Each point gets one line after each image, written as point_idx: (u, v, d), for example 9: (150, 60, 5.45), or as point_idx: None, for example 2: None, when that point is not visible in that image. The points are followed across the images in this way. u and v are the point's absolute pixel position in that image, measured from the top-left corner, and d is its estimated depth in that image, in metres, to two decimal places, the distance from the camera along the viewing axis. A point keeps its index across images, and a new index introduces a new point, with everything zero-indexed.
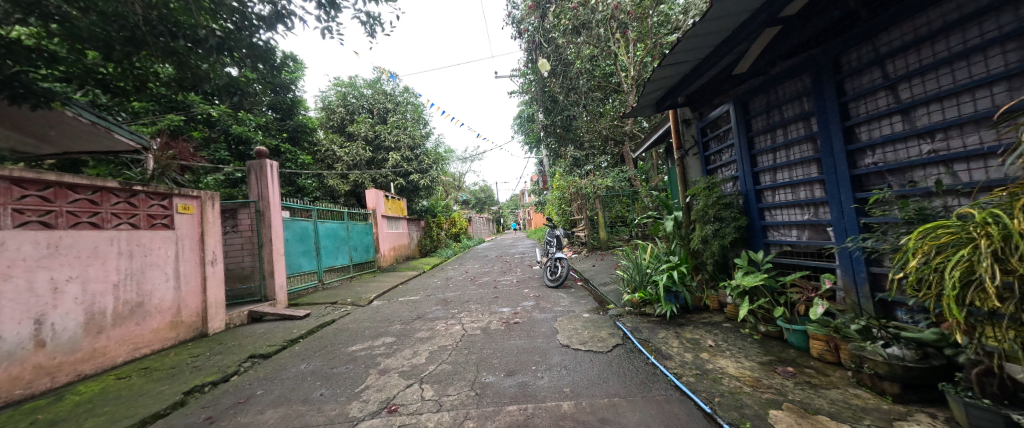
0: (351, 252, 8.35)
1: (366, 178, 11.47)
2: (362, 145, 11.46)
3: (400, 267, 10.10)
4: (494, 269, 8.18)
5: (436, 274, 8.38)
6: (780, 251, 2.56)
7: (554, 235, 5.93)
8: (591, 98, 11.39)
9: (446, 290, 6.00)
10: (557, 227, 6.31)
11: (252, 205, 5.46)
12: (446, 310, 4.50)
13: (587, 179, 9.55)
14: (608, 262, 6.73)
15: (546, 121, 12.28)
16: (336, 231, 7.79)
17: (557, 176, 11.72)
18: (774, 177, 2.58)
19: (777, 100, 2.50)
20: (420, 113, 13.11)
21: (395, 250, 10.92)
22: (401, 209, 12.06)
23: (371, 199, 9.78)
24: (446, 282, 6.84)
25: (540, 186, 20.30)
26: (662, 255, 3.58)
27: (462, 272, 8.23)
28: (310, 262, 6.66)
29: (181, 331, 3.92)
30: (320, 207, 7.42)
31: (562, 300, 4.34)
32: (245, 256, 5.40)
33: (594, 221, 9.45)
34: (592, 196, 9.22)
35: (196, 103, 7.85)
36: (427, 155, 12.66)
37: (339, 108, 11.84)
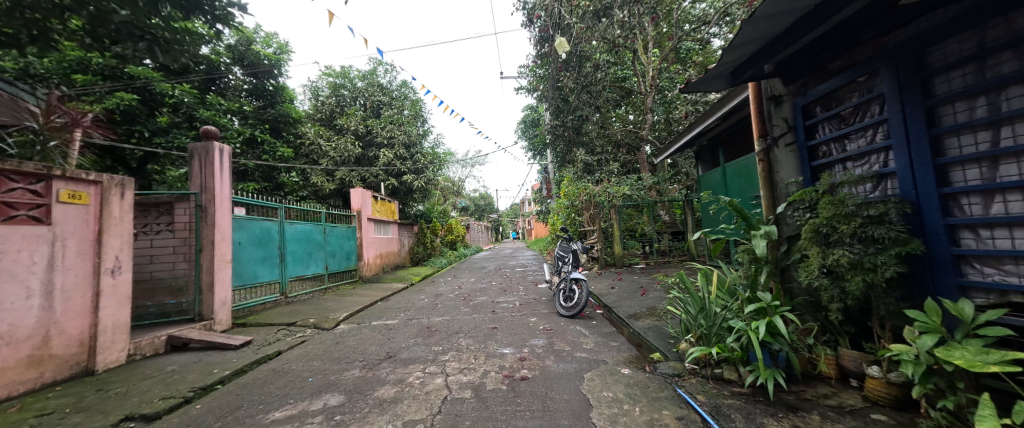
0: (327, 260, 7.21)
1: (354, 177, 10.36)
2: (351, 140, 10.41)
3: (385, 277, 8.93)
4: (492, 286, 7.02)
5: (424, 289, 7.22)
6: (1004, 301, 1.50)
7: (569, 250, 4.81)
8: (605, 98, 10.41)
9: (432, 313, 4.85)
10: (571, 239, 5.20)
11: (192, 198, 4.34)
12: (427, 347, 3.35)
13: (601, 187, 8.47)
14: (630, 285, 5.59)
15: (555, 122, 11.26)
16: (310, 234, 6.66)
17: (565, 183, 10.64)
18: (995, 172, 1.52)
19: (1011, 35, 1.43)
20: (418, 109, 12.11)
21: (382, 257, 9.77)
22: (393, 212, 10.94)
23: (357, 200, 8.65)
24: (434, 301, 5.69)
25: (543, 194, 19.25)
26: (738, 288, 2.48)
27: (454, 288, 7.07)
28: (270, 271, 5.53)
29: (45, 370, 2.76)
30: (291, 206, 6.30)
31: (584, 341, 3.20)
32: (179, 262, 4.27)
33: (607, 234, 8.34)
34: (606, 205, 8.12)
35: (157, 81, 6.80)
36: (424, 154, 11.58)
37: (329, 100, 10.82)
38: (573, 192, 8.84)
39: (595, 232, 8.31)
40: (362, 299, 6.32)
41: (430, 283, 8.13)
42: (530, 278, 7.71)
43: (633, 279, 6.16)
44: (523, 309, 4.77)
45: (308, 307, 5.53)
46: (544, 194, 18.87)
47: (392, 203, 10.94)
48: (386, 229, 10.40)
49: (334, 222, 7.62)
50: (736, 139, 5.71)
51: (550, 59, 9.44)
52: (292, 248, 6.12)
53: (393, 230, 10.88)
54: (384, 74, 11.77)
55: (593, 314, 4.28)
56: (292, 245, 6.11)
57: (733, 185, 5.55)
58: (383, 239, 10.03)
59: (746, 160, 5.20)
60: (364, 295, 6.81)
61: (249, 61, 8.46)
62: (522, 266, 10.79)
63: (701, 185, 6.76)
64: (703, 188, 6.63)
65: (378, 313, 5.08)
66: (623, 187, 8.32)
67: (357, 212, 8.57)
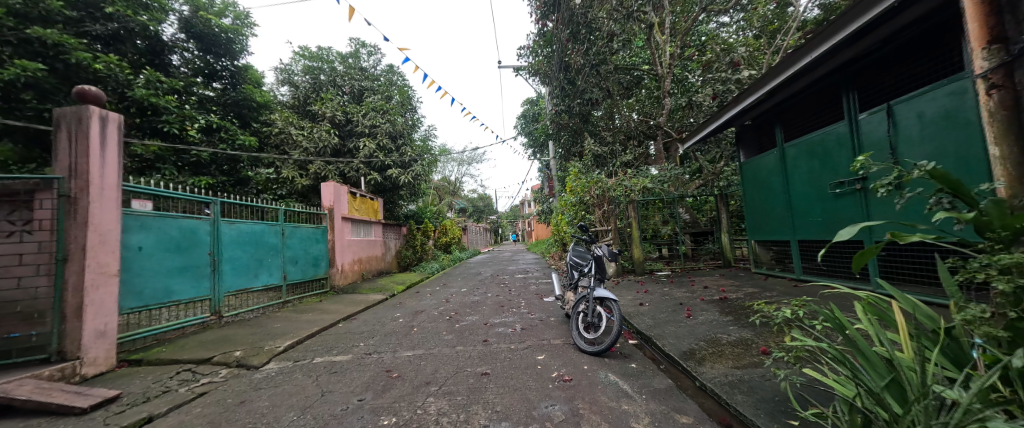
0: (286, 267, 5.91)
1: (330, 170, 9.06)
2: (327, 128, 9.13)
3: (363, 286, 7.62)
4: (486, 299, 5.71)
5: (404, 303, 5.91)
6: None
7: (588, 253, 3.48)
8: (616, 80, 9.14)
9: (402, 343, 3.55)
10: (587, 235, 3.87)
11: (57, 185, 3.06)
12: (371, 418, 2.06)
13: (617, 179, 7.18)
14: (665, 301, 4.29)
15: (559, 109, 9.98)
16: (261, 237, 5.36)
17: (572, 177, 9.36)
18: None
19: None
20: (405, 97, 10.83)
21: (361, 263, 8.47)
22: (376, 211, 9.64)
23: (327, 196, 7.30)
24: (411, 323, 4.40)
25: (544, 193, 17.99)
26: (979, 346, 1.20)
27: (440, 302, 5.76)
28: (195, 285, 4.23)
29: None
30: (233, 200, 4.99)
31: (629, 413, 1.92)
32: (36, 276, 2.99)
33: (623, 235, 7.06)
34: (623, 200, 6.85)
35: (72, 48, 5.48)
36: (411, 146, 10.27)
37: (304, 85, 9.57)
38: (582, 187, 7.55)
39: (610, 233, 7.02)
40: (321, 318, 5.01)
41: (413, 294, 6.83)
42: (534, 289, 6.42)
43: (665, 291, 4.86)
44: (527, 337, 3.45)
45: (245, 332, 4.22)
46: (546, 192, 17.56)
47: (376, 201, 9.65)
48: (368, 230, 9.11)
49: (297, 221, 6.31)
50: (794, 113, 4.42)
51: (554, 34, 8.18)
52: (232, 254, 4.81)
53: (376, 232, 9.60)
54: (367, 57, 10.51)
55: (627, 349, 2.97)
56: (232, 250, 4.81)
57: (795, 172, 4.27)
58: (364, 243, 8.73)
59: (816, 138, 3.90)
60: (328, 311, 5.50)
61: (199, 31, 7.21)
62: (522, 272, 9.49)
63: (743, 175, 5.48)
64: (747, 177, 5.35)
65: (332, 341, 3.78)
66: (642, 178, 7.02)
67: (328, 211, 7.24)
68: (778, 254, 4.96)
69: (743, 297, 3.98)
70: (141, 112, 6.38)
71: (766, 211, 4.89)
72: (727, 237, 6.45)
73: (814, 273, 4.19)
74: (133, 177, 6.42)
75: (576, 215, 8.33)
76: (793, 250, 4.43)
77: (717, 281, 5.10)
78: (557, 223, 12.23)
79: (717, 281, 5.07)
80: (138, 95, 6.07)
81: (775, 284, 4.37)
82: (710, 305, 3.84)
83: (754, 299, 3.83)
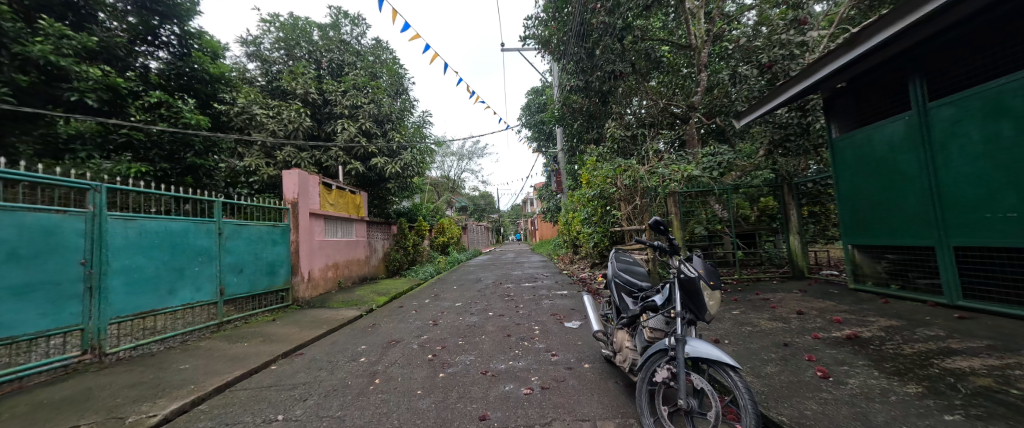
0: (224, 278, 4.50)
1: (303, 157, 7.65)
2: (298, 107, 7.66)
3: (337, 298, 6.21)
4: (487, 322, 4.29)
5: (377, 326, 4.46)
6: None
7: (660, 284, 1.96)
8: (642, 51, 7.67)
9: (345, 418, 2.12)
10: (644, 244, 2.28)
11: None
12: None
13: (651, 166, 5.73)
14: (755, 338, 2.85)
15: (573, 87, 8.52)
16: (181, 239, 3.95)
17: (589, 166, 7.93)
18: None
19: None
20: (394, 74, 9.37)
21: (337, 268, 7.05)
22: (360, 207, 8.24)
23: (289, 187, 5.83)
24: (375, 366, 2.96)
25: (550, 189, 16.51)
26: None
27: (425, 325, 4.33)
28: (50, 311, 2.82)
29: None
30: (136, 189, 3.60)
31: None
32: None
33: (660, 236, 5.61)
34: (661, 192, 5.40)
35: None
36: (401, 131, 8.82)
37: (274, 59, 8.19)
38: (606, 176, 6.10)
39: (643, 234, 5.58)
40: (257, 351, 3.59)
41: (394, 311, 5.39)
42: (549, 306, 4.99)
43: (740, 318, 3.42)
44: (555, 412, 2.02)
45: (122, 384, 2.79)
46: (553, 188, 16.10)
47: (358, 195, 8.21)
48: (347, 230, 7.68)
49: (242, 218, 4.88)
50: (948, 56, 2.95)
51: None
52: (129, 263, 3.42)
53: (359, 231, 8.17)
54: (350, 29, 9.08)
55: None
56: (127, 257, 3.41)
57: (956, 142, 2.82)
58: (342, 244, 7.30)
59: (1013, 83, 2.44)
60: (273, 338, 4.07)
61: None
62: (530, 279, 8.06)
63: (835, 156, 4.05)
64: (845, 158, 3.90)
65: (239, 409, 2.35)
66: (685, 164, 5.56)
67: (291, 205, 5.79)
68: (900, 264, 3.52)
69: (889, 337, 2.53)
70: (45, 77, 4.97)
71: (887, 203, 3.44)
72: (799, 240, 4.99)
73: (987, 298, 2.77)
74: (38, 160, 5.03)
75: (596, 211, 6.89)
76: (944, 261, 3.00)
77: (810, 302, 3.64)
78: (568, 221, 10.80)
79: (809, 303, 3.62)
80: (33, 53, 4.63)
81: (918, 313, 2.91)
82: (844, 352, 2.39)
83: (917, 342, 2.38)
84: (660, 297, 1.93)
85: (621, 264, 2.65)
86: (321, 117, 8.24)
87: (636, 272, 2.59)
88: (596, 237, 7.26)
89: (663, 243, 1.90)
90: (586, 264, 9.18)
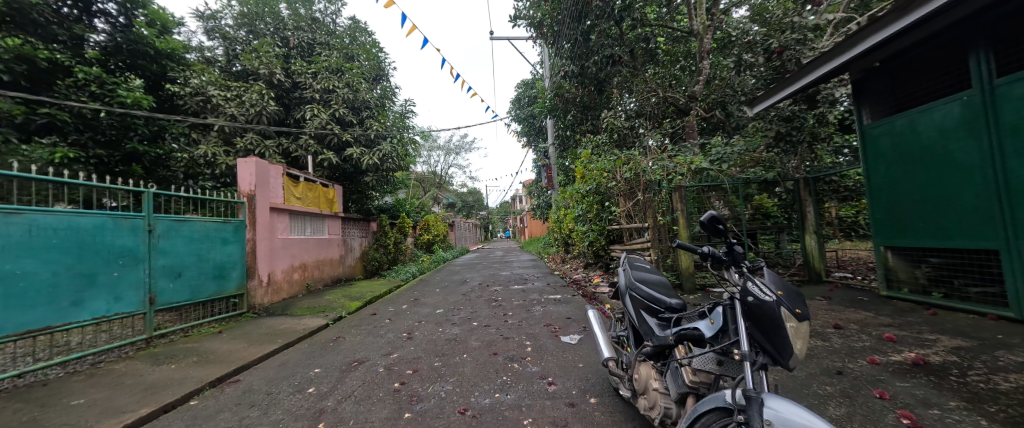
0: (156, 285, 3.79)
1: (267, 145, 6.85)
2: (262, 89, 6.86)
3: (302, 303, 5.50)
4: (470, 335, 3.69)
5: (341, 340, 3.79)
6: None
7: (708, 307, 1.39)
8: (640, 35, 7.14)
9: None
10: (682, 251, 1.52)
11: None
12: None
13: (654, 158, 5.21)
14: (798, 362, 2.32)
15: (566, 75, 7.94)
16: (93, 237, 3.23)
17: (584, 159, 7.36)
18: None
19: None
20: (373, 58, 8.61)
21: (305, 269, 6.33)
22: (334, 201, 7.51)
23: (244, 177, 5.08)
24: (324, 401, 2.33)
25: (540, 185, 15.93)
26: None
27: (397, 339, 3.68)
28: None
29: None
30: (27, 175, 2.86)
31: None
32: None
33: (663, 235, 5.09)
34: (665, 187, 4.88)
35: None
36: (379, 119, 8.08)
37: (236, 36, 7.35)
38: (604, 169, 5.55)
39: (646, 232, 5.05)
40: (184, 377, 2.91)
41: (364, 320, 4.72)
42: (541, 314, 4.41)
43: None
44: None
45: None
46: (543, 184, 15.52)
47: (332, 188, 7.46)
48: (317, 226, 6.94)
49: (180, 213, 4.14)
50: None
51: None
52: (12, 269, 2.71)
53: (332, 228, 7.43)
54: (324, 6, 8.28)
55: None
56: (9, 261, 2.68)
57: None
58: (310, 243, 6.57)
59: None
60: (211, 358, 3.37)
61: None
62: (519, 280, 7.47)
63: (867, 144, 3.60)
64: (879, 147, 3.45)
65: None
66: (691, 156, 5.04)
67: (246, 198, 5.04)
68: (945, 269, 3.08)
69: (970, 364, 2.03)
70: None
71: (935, 197, 3.00)
72: (816, 240, 4.52)
73: None
74: None
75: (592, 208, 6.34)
76: (1011, 267, 2.55)
77: (844, 314, 3.16)
78: (560, 218, 10.24)
79: (843, 314, 3.13)
80: None
81: (985, 330, 2.44)
82: (924, 388, 1.87)
83: (1011, 373, 1.88)
84: (707, 324, 1.36)
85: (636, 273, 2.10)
86: (289, 102, 7.45)
87: (656, 282, 2.04)
88: (591, 235, 6.71)
89: (714, 250, 1.33)
90: (579, 264, 8.63)
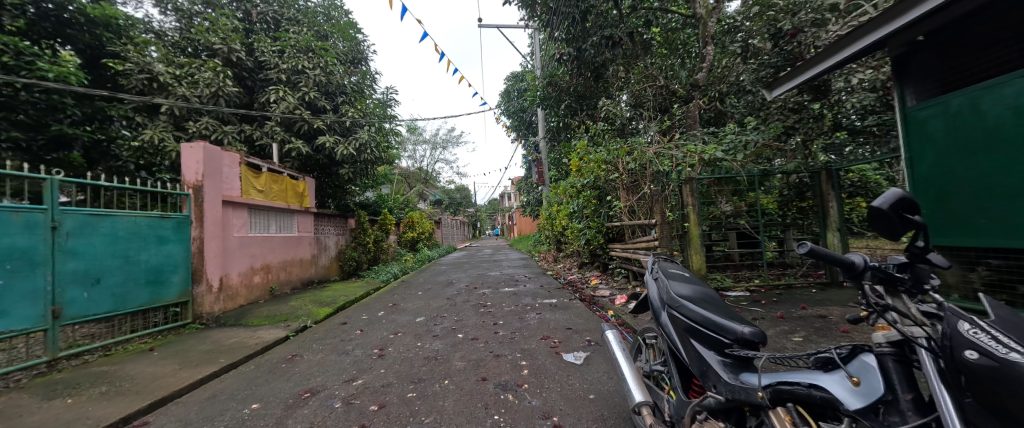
0: (64, 293, 3.08)
1: (226, 131, 6.06)
2: (218, 66, 6.07)
3: (262, 310, 4.81)
4: (454, 351, 3.09)
5: (297, 359, 3.14)
6: None
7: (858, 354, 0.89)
8: (640, 17, 6.63)
9: None
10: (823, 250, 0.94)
11: None
12: None
13: (661, 147, 4.69)
14: None
15: (560, 61, 7.39)
16: None
17: (581, 150, 6.81)
18: None
19: None
20: (349, 38, 7.86)
21: (269, 272, 5.60)
22: (306, 195, 6.78)
23: (189, 166, 4.35)
24: None
25: (530, 180, 15.37)
26: None
27: (366, 358, 3.06)
28: None
29: None
30: None
31: None
32: None
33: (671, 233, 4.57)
34: (673, 180, 4.36)
35: None
36: (356, 105, 7.33)
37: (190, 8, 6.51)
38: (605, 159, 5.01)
39: (652, 230, 4.54)
40: (76, 418, 2.21)
41: (331, 331, 4.06)
42: (537, 323, 3.84)
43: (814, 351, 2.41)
44: None
45: None
46: (533, 180, 14.96)
47: (302, 180, 6.72)
48: (285, 223, 6.22)
49: (100, 206, 3.43)
50: None
51: None
52: None
53: (302, 225, 6.71)
54: None
55: None
56: None
57: None
58: (276, 241, 5.85)
59: None
60: (126, 386, 2.69)
61: None
62: (510, 282, 6.89)
63: (911, 128, 3.16)
64: (927, 131, 3.01)
65: None
66: (702, 145, 4.57)
67: (192, 190, 4.32)
68: (1006, 272, 2.66)
69: None
70: None
71: (996, 188, 2.58)
72: (840, 238, 4.08)
73: None
74: None
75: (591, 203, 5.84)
76: None
77: None
78: (552, 215, 9.69)
79: None
80: None
81: None
82: None
83: None
84: (843, 386, 0.85)
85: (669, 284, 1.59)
86: (253, 83, 6.61)
87: (699, 291, 1.53)
88: (588, 233, 6.18)
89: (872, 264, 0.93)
90: (573, 264, 8.11)
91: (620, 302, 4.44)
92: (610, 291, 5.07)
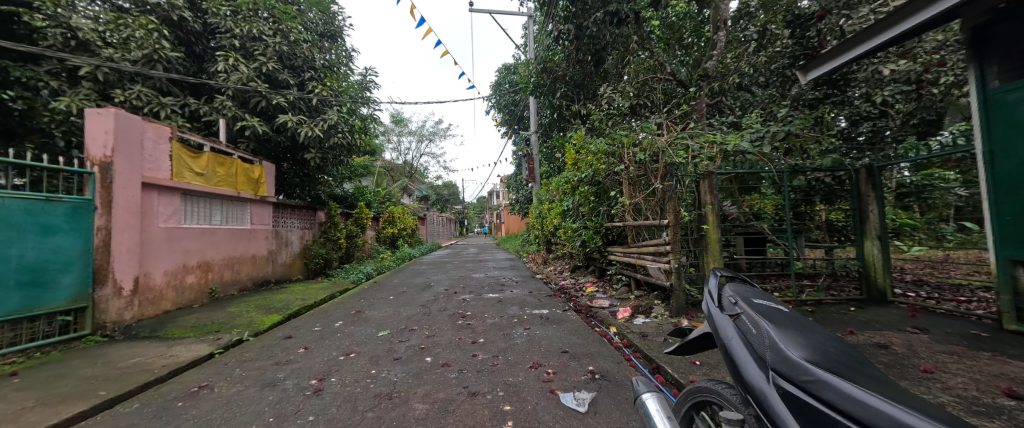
0: None
1: (164, 103, 5.14)
2: (154, 25, 5.15)
3: (188, 318, 3.93)
4: (415, 386, 2.33)
5: (202, 395, 2.32)
6: None
7: None
8: None
9: None
10: None
11: None
12: None
13: (673, 135, 4.03)
14: None
15: (557, 43, 6.68)
16: None
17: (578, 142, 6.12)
18: None
19: None
20: (321, 7, 6.98)
21: (208, 270, 4.73)
22: (262, 182, 5.89)
23: (95, 137, 3.47)
24: None
25: (520, 176, 14.63)
26: None
27: (295, 395, 2.26)
28: None
29: None
30: None
31: None
32: None
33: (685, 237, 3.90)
34: (688, 174, 3.70)
35: None
36: (326, 82, 6.45)
37: None
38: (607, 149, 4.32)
39: (661, 232, 3.87)
40: None
41: (267, 349, 3.21)
42: (526, 343, 3.11)
43: None
44: None
45: None
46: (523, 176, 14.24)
47: (257, 165, 5.84)
48: (233, 213, 5.33)
49: None
50: None
51: None
52: None
53: (257, 216, 5.81)
54: None
55: None
56: None
57: None
58: (219, 235, 4.97)
59: None
60: None
61: None
62: (495, 286, 6.16)
63: (995, 114, 2.58)
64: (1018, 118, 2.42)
65: None
66: (720, 134, 3.93)
67: (98, 168, 3.44)
68: None
69: None
70: None
71: None
72: (881, 248, 3.47)
73: None
74: None
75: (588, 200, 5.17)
76: None
77: (992, 365, 2.07)
78: (543, 214, 8.98)
79: (995, 366, 2.04)
80: None
81: None
82: None
83: None
84: None
85: (759, 325, 0.93)
86: (203, 51, 5.77)
87: (819, 343, 0.85)
88: (584, 233, 5.49)
89: None
90: (565, 267, 7.41)
91: (623, 316, 3.75)
92: (610, 301, 4.39)
